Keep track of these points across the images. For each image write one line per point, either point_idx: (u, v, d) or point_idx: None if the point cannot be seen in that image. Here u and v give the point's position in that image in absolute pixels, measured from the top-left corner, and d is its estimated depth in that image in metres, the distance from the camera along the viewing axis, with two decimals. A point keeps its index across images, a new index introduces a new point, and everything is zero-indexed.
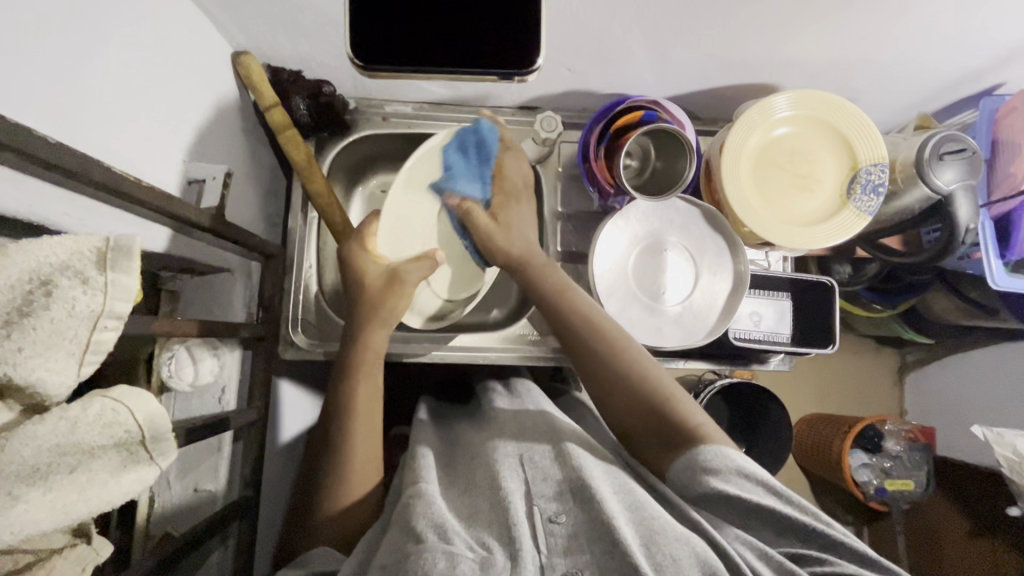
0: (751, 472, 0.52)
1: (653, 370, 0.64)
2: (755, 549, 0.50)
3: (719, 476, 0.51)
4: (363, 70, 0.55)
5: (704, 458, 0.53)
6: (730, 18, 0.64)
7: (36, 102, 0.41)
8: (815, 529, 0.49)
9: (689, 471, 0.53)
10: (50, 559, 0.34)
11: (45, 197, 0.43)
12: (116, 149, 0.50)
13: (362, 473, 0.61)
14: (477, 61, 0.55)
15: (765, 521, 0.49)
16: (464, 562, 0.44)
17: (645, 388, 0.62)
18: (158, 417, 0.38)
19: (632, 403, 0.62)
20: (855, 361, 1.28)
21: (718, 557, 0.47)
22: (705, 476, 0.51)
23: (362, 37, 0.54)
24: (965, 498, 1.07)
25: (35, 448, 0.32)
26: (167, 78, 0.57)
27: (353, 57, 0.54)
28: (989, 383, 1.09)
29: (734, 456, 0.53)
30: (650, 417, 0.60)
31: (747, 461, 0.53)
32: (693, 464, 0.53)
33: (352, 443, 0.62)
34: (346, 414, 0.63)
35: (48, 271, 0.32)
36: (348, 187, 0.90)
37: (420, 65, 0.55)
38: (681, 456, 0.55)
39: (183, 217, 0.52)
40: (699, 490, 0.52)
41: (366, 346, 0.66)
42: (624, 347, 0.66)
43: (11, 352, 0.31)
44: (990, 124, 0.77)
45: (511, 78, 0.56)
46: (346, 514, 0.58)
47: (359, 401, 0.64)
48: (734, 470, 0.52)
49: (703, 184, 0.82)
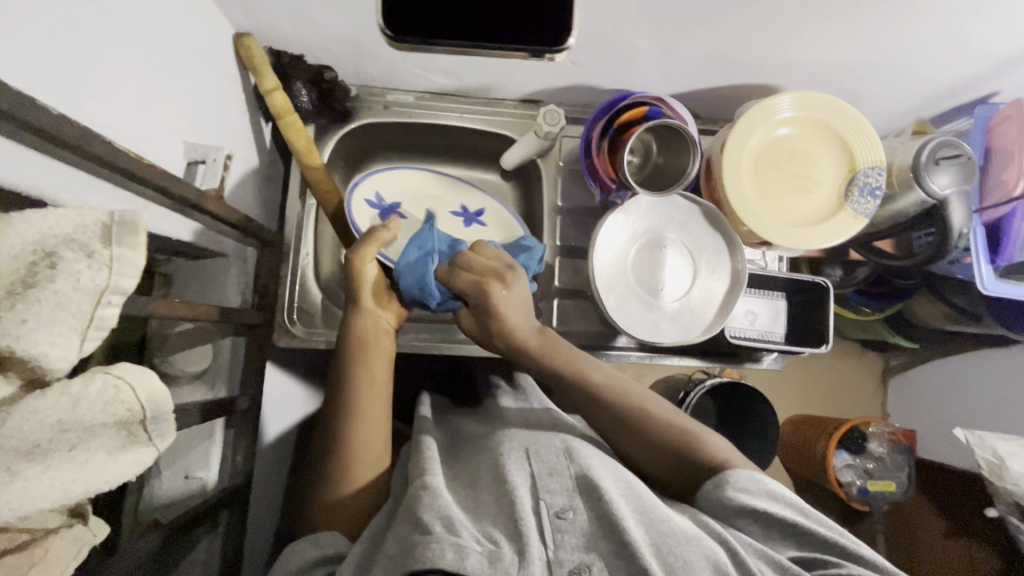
0: (781, 494, 0.53)
1: (672, 416, 0.61)
2: (767, 558, 0.48)
3: (747, 494, 0.52)
4: (393, 41, 0.56)
5: (735, 479, 0.53)
6: (734, 18, 0.64)
7: (35, 72, 0.39)
8: (836, 544, 0.50)
9: (722, 490, 0.53)
10: (47, 538, 0.34)
11: (48, 170, 0.41)
12: (116, 126, 0.49)
13: (367, 461, 0.60)
14: (502, 37, 0.55)
15: (781, 531, 0.51)
16: (473, 556, 0.43)
17: (688, 442, 0.59)
18: (160, 397, 0.38)
19: (662, 444, 0.59)
20: (843, 363, 1.30)
21: (731, 561, 0.46)
22: (733, 494, 0.52)
23: (391, 9, 0.54)
24: (945, 501, 1.09)
25: (36, 423, 0.31)
26: (165, 57, 0.56)
27: (382, 27, 0.54)
28: (973, 387, 1.11)
29: (766, 481, 0.54)
30: (666, 447, 0.59)
31: (773, 481, 0.54)
32: (724, 483, 0.53)
33: (353, 425, 0.61)
34: (348, 410, 0.62)
35: (52, 243, 0.32)
36: (346, 177, 0.89)
37: (447, 38, 0.55)
38: (717, 483, 0.54)
39: (183, 197, 0.51)
40: (729, 507, 0.52)
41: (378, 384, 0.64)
42: (657, 411, 0.62)
43: (15, 324, 0.30)
44: (983, 131, 0.78)
45: (543, 56, 0.58)
46: (351, 500, 0.58)
47: (361, 400, 0.62)
48: (762, 491, 0.53)
49: (702, 182, 0.83)
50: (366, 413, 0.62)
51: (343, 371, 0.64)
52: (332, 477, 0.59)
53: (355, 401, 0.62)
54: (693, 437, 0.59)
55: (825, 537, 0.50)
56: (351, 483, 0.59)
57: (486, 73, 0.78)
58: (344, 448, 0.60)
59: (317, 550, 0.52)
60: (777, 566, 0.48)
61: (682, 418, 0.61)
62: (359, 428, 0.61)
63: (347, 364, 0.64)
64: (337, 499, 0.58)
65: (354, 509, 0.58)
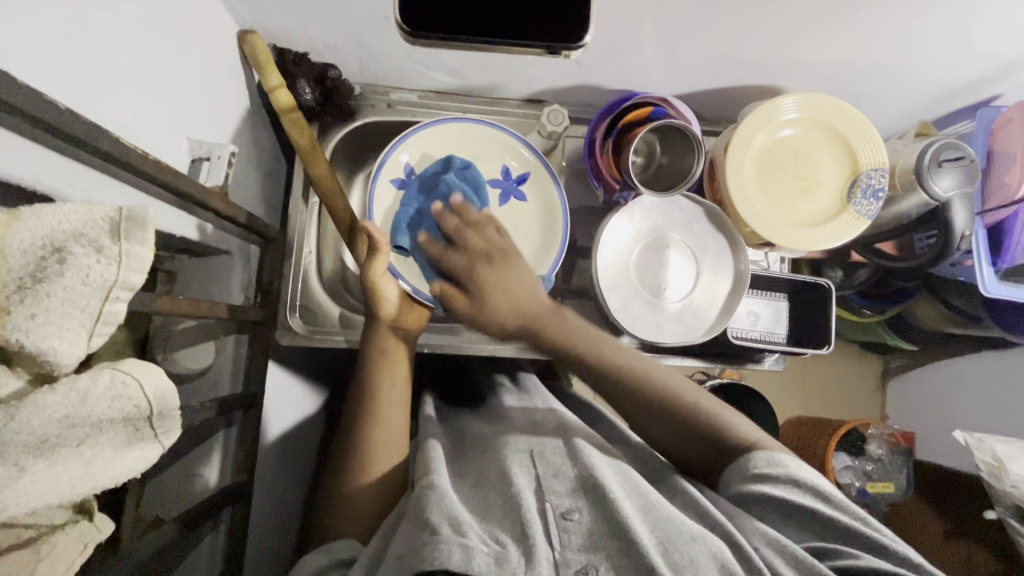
0: (802, 480, 0.53)
1: (699, 401, 0.62)
2: (782, 548, 0.47)
3: (765, 481, 0.53)
4: (410, 38, 0.55)
5: (753, 464, 0.54)
6: (740, 19, 0.64)
7: (39, 65, 0.39)
8: (855, 533, 0.49)
9: (738, 476, 0.55)
10: (53, 534, 0.34)
11: (54, 165, 0.41)
12: (121, 121, 0.49)
13: (383, 457, 0.61)
14: (511, 34, 0.55)
15: (800, 522, 0.51)
16: (480, 556, 0.43)
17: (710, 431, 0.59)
18: (166, 393, 0.38)
19: (681, 431, 0.61)
20: (843, 365, 1.31)
21: (737, 558, 0.46)
22: (750, 480, 0.53)
23: (408, 5, 0.54)
24: (944, 503, 1.10)
25: (44, 418, 0.31)
26: (169, 54, 0.56)
27: (400, 23, 0.54)
28: (973, 389, 1.11)
29: (785, 463, 0.54)
30: (687, 434, 0.60)
31: (801, 469, 0.54)
32: (741, 470, 0.55)
33: (374, 424, 0.63)
34: (369, 408, 0.64)
35: (61, 237, 0.32)
36: (349, 174, 0.90)
37: (461, 34, 0.55)
38: (741, 467, 0.55)
39: (189, 193, 0.51)
40: (743, 492, 0.53)
41: (398, 388, 0.66)
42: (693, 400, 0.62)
43: (23, 319, 0.30)
44: (985, 133, 0.78)
45: (559, 53, 0.57)
46: (365, 498, 0.58)
47: (382, 399, 0.64)
48: (782, 476, 0.53)
49: (706, 183, 0.83)
50: (385, 412, 0.64)
51: (363, 378, 0.66)
52: (347, 479, 0.59)
53: (376, 400, 0.64)
54: (705, 430, 0.59)
55: (843, 526, 0.50)
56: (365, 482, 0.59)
57: (491, 73, 0.78)
58: (363, 445, 0.61)
59: (325, 557, 0.51)
60: (794, 560, 0.46)
61: (714, 409, 0.61)
62: (376, 432, 0.62)
63: (365, 370, 0.67)
64: (351, 499, 0.58)
65: (369, 510, 0.57)
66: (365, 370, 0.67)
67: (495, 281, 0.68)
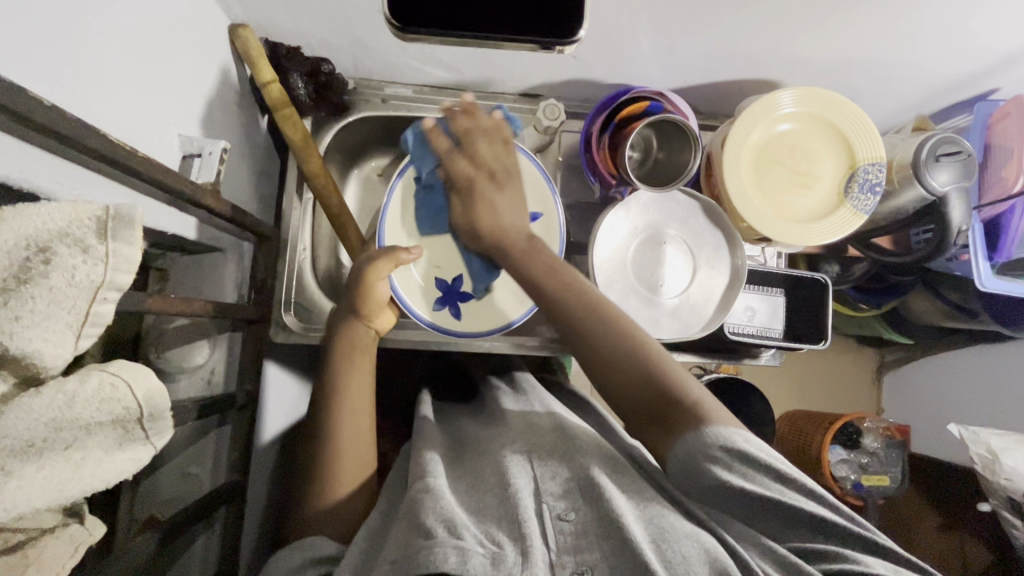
0: (752, 456, 0.50)
1: (691, 388, 0.57)
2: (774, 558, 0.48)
3: (724, 467, 0.49)
4: (400, 32, 0.55)
5: (706, 444, 0.51)
6: (738, 13, 0.63)
7: (24, 60, 0.38)
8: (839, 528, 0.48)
9: (694, 458, 0.51)
10: (43, 538, 0.34)
11: (39, 163, 0.40)
12: (109, 117, 0.48)
13: (351, 450, 0.61)
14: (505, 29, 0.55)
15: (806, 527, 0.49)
16: (476, 557, 0.43)
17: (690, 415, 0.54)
18: (157, 394, 0.37)
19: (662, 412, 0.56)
20: (838, 358, 1.31)
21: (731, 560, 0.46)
22: (709, 467, 0.50)
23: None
24: (938, 496, 1.10)
25: (31, 422, 0.31)
26: (158, 50, 0.55)
27: (389, 19, 0.54)
28: (967, 383, 1.11)
29: (733, 437, 0.52)
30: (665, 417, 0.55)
31: (751, 441, 0.52)
32: (697, 454, 0.51)
33: (339, 414, 0.62)
34: (332, 402, 0.63)
35: (46, 238, 0.31)
36: (343, 169, 0.89)
37: (454, 29, 0.54)
38: (693, 437, 0.52)
39: (181, 191, 0.50)
40: (705, 480, 0.50)
41: (356, 381, 0.65)
42: (684, 384, 0.57)
43: (8, 321, 0.30)
44: (983, 128, 0.78)
45: (552, 47, 0.58)
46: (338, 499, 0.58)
47: (346, 395, 0.64)
48: (739, 455, 0.50)
49: (703, 178, 0.83)
50: (350, 403, 0.63)
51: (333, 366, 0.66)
52: (321, 469, 0.60)
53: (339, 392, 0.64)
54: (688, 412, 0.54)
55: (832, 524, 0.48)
56: (336, 475, 0.59)
57: (486, 67, 0.77)
58: (330, 435, 0.61)
59: (300, 554, 0.52)
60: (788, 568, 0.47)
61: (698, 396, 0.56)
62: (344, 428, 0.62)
63: (334, 368, 0.66)
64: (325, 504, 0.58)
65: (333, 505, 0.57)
66: (332, 368, 0.66)
67: (486, 204, 0.69)
